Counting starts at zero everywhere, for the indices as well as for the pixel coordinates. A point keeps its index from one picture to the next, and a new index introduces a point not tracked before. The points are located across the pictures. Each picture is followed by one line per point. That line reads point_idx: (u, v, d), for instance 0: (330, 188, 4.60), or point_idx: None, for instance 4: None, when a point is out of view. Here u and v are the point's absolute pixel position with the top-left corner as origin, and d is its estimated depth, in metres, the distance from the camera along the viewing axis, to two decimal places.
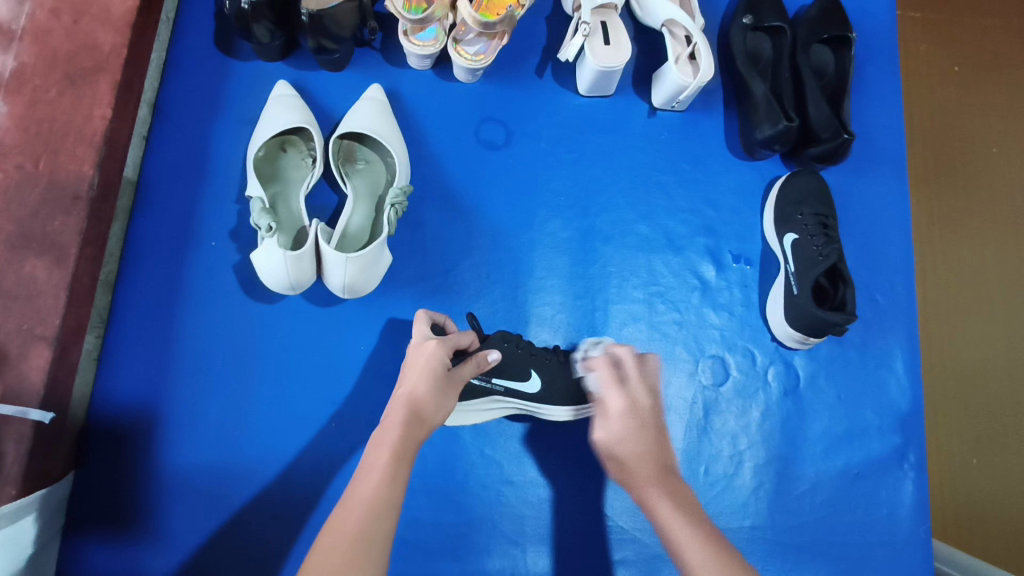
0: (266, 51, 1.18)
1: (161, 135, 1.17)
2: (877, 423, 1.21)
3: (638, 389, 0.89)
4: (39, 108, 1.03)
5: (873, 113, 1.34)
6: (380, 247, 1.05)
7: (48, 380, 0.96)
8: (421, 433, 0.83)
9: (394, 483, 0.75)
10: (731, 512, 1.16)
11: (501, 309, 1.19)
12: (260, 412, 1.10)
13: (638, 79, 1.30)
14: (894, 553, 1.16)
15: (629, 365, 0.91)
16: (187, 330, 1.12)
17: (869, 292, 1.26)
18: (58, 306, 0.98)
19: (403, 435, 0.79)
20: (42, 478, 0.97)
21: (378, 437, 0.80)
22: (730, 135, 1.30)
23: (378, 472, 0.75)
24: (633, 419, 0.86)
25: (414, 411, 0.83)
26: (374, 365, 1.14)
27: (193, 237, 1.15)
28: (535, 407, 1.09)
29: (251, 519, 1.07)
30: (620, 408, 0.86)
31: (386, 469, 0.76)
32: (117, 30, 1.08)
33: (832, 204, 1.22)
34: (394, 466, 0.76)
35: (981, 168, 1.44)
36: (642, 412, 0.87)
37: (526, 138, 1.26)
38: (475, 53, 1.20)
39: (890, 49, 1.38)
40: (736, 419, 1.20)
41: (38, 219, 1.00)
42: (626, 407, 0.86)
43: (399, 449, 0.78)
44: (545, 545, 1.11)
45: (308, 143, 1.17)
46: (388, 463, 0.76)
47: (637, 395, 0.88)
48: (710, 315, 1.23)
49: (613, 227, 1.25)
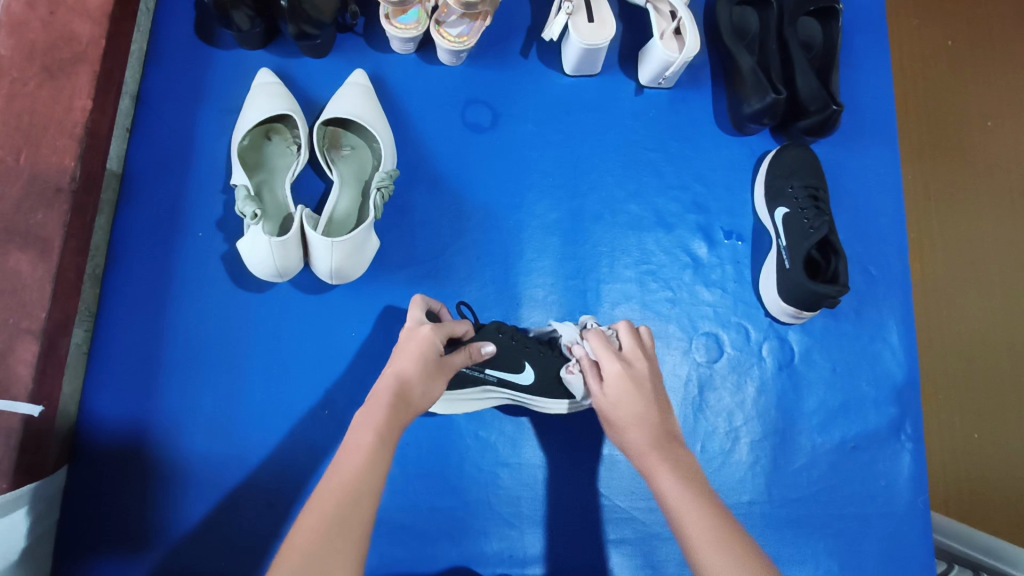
0: (247, 39, 1.17)
1: (144, 126, 1.16)
2: (873, 395, 1.21)
3: (635, 356, 0.87)
4: (18, 101, 1.02)
5: (863, 86, 1.33)
6: (366, 232, 1.04)
7: (36, 374, 0.96)
8: (408, 405, 0.82)
9: (381, 455, 0.75)
10: (728, 488, 1.16)
11: (493, 292, 1.18)
12: (252, 402, 1.10)
13: (624, 56, 1.29)
14: (893, 524, 1.16)
15: (625, 338, 0.88)
16: (175, 322, 1.11)
17: (863, 265, 1.25)
18: (43, 299, 0.97)
19: (389, 414, 0.78)
20: (33, 471, 0.96)
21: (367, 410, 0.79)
22: (719, 110, 1.29)
23: (365, 444, 0.74)
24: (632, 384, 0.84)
25: (403, 385, 0.82)
26: (366, 351, 1.13)
27: (180, 229, 1.14)
28: (527, 398, 1.08)
29: (246, 508, 1.07)
30: (612, 375, 0.85)
31: (373, 441, 0.75)
32: (94, 20, 1.07)
33: (822, 176, 1.21)
34: (381, 443, 0.75)
35: (976, 143, 1.43)
36: (640, 376, 0.85)
37: (513, 120, 1.25)
38: (457, 35, 1.17)
39: (877, 21, 1.37)
40: (731, 396, 1.19)
41: (20, 212, 0.99)
42: (627, 368, 0.85)
43: (384, 421, 0.77)
44: (543, 525, 1.11)
45: (293, 130, 1.17)
46: (374, 435, 0.75)
47: (634, 361, 0.87)
48: (702, 292, 1.23)
49: (602, 206, 1.24)
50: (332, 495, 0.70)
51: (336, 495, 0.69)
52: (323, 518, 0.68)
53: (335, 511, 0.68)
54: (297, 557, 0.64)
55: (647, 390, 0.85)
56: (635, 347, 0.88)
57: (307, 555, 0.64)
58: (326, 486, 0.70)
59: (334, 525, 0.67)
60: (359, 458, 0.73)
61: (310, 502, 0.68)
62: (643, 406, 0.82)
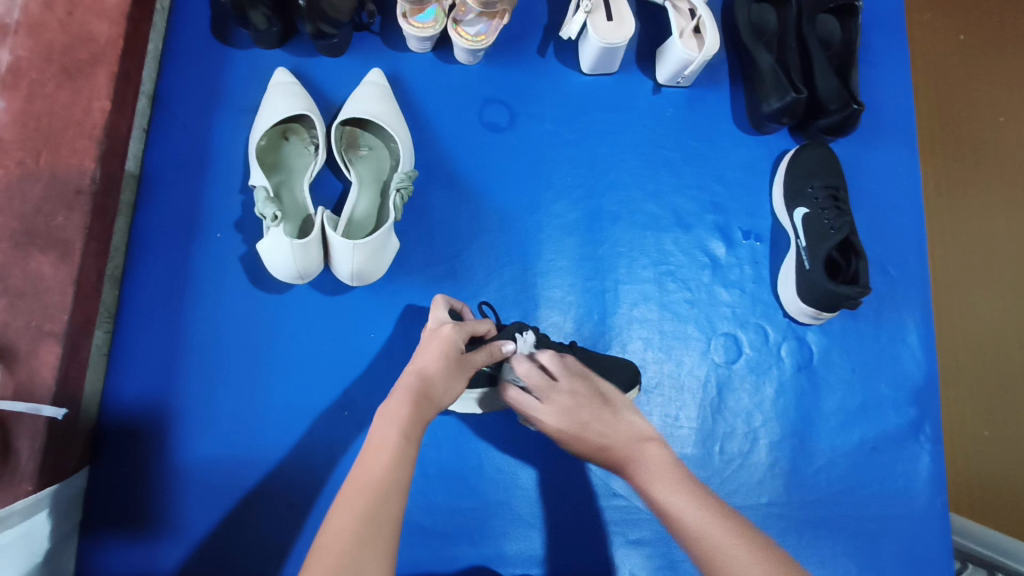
0: (264, 39, 1.17)
1: (161, 127, 1.16)
2: (892, 396, 1.20)
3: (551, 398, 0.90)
4: (36, 102, 1.02)
5: (882, 84, 1.32)
6: (387, 233, 1.04)
7: (60, 376, 0.96)
8: (431, 405, 0.82)
9: (406, 452, 0.74)
10: (748, 489, 1.15)
11: (512, 293, 1.18)
12: (272, 404, 1.10)
13: (641, 54, 1.28)
14: (911, 524, 1.16)
15: (536, 384, 0.91)
16: (195, 323, 1.11)
17: (882, 265, 1.25)
18: (66, 302, 0.97)
19: (412, 410, 0.78)
20: (56, 473, 0.96)
21: (389, 406, 0.79)
22: (737, 109, 1.28)
23: (389, 443, 0.74)
24: (570, 429, 0.88)
25: (425, 384, 0.82)
26: (386, 352, 1.13)
27: (199, 229, 1.14)
28: None
29: (267, 509, 1.07)
30: (557, 430, 0.89)
31: (397, 439, 0.74)
32: (112, 20, 1.06)
33: (842, 176, 1.21)
34: (404, 443, 0.74)
35: (987, 139, 1.36)
36: (572, 411, 0.89)
37: (531, 119, 1.24)
38: (475, 33, 1.17)
39: (896, 18, 1.35)
40: (750, 396, 1.19)
41: (41, 215, 0.99)
42: (558, 417, 0.89)
43: (409, 422, 0.77)
44: (565, 524, 1.11)
45: (310, 130, 1.16)
46: (399, 433, 0.75)
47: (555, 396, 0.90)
48: (721, 292, 1.22)
49: (621, 206, 1.23)
50: (359, 491, 0.70)
51: (361, 493, 0.69)
52: (349, 514, 0.67)
53: (365, 511, 0.68)
54: (329, 558, 0.63)
55: (581, 412, 0.89)
56: (549, 389, 0.91)
57: (328, 560, 0.63)
58: (355, 485, 0.70)
59: (358, 524, 0.67)
60: (386, 457, 0.73)
61: (336, 503, 0.68)
62: (595, 437, 0.87)
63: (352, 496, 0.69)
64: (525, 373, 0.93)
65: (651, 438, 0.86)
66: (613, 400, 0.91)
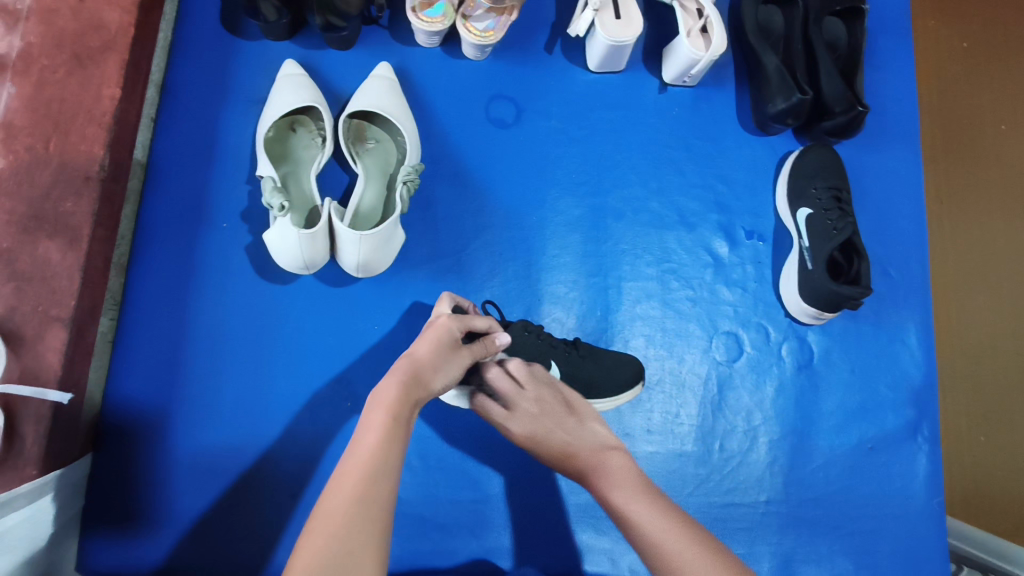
0: (273, 30, 1.17)
1: (170, 115, 1.17)
2: (891, 397, 1.21)
3: (520, 403, 0.95)
4: (47, 89, 1.02)
5: (886, 87, 1.33)
6: (392, 226, 1.04)
7: (66, 361, 0.96)
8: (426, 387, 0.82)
9: (397, 432, 0.74)
10: (747, 486, 1.16)
11: (515, 287, 1.19)
12: (274, 394, 1.10)
13: (648, 53, 1.29)
14: (906, 525, 1.17)
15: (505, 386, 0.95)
16: (199, 312, 1.11)
17: (883, 267, 1.26)
18: (72, 288, 0.98)
19: (402, 391, 0.78)
20: (61, 457, 0.97)
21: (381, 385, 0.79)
22: (742, 109, 1.29)
23: (380, 423, 0.74)
24: (533, 435, 0.93)
25: (415, 366, 0.81)
26: (388, 344, 1.14)
27: (205, 219, 1.14)
28: None
29: (267, 498, 1.07)
30: (525, 437, 0.94)
31: (387, 420, 0.74)
32: (124, 8, 1.08)
33: (845, 178, 1.21)
34: (393, 425, 0.74)
35: (988, 148, 1.36)
36: (543, 426, 0.93)
37: (537, 115, 1.25)
38: (483, 29, 1.17)
39: (903, 22, 1.36)
40: (750, 395, 1.20)
41: (49, 200, 1.00)
42: (523, 425, 0.94)
43: (399, 402, 0.77)
44: (561, 518, 1.12)
45: (318, 123, 1.17)
46: (387, 413, 0.75)
47: (520, 403, 0.95)
48: (723, 291, 1.23)
49: (625, 204, 1.24)
50: (349, 474, 0.70)
51: (355, 477, 0.69)
52: (343, 496, 0.68)
53: (357, 492, 0.68)
54: (317, 542, 0.64)
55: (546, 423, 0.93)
56: (516, 395, 0.95)
57: (325, 543, 0.64)
58: (347, 465, 0.71)
59: (355, 515, 0.67)
60: (375, 440, 0.73)
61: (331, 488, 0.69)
62: (561, 441, 0.93)
63: (343, 478, 0.70)
64: (494, 376, 0.95)
65: (613, 447, 0.92)
66: (578, 409, 0.96)
